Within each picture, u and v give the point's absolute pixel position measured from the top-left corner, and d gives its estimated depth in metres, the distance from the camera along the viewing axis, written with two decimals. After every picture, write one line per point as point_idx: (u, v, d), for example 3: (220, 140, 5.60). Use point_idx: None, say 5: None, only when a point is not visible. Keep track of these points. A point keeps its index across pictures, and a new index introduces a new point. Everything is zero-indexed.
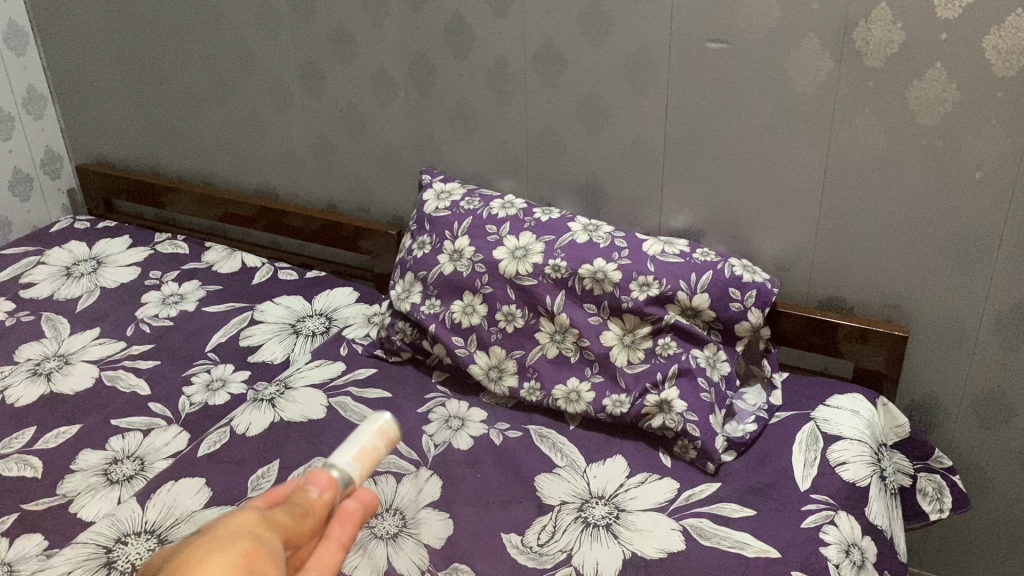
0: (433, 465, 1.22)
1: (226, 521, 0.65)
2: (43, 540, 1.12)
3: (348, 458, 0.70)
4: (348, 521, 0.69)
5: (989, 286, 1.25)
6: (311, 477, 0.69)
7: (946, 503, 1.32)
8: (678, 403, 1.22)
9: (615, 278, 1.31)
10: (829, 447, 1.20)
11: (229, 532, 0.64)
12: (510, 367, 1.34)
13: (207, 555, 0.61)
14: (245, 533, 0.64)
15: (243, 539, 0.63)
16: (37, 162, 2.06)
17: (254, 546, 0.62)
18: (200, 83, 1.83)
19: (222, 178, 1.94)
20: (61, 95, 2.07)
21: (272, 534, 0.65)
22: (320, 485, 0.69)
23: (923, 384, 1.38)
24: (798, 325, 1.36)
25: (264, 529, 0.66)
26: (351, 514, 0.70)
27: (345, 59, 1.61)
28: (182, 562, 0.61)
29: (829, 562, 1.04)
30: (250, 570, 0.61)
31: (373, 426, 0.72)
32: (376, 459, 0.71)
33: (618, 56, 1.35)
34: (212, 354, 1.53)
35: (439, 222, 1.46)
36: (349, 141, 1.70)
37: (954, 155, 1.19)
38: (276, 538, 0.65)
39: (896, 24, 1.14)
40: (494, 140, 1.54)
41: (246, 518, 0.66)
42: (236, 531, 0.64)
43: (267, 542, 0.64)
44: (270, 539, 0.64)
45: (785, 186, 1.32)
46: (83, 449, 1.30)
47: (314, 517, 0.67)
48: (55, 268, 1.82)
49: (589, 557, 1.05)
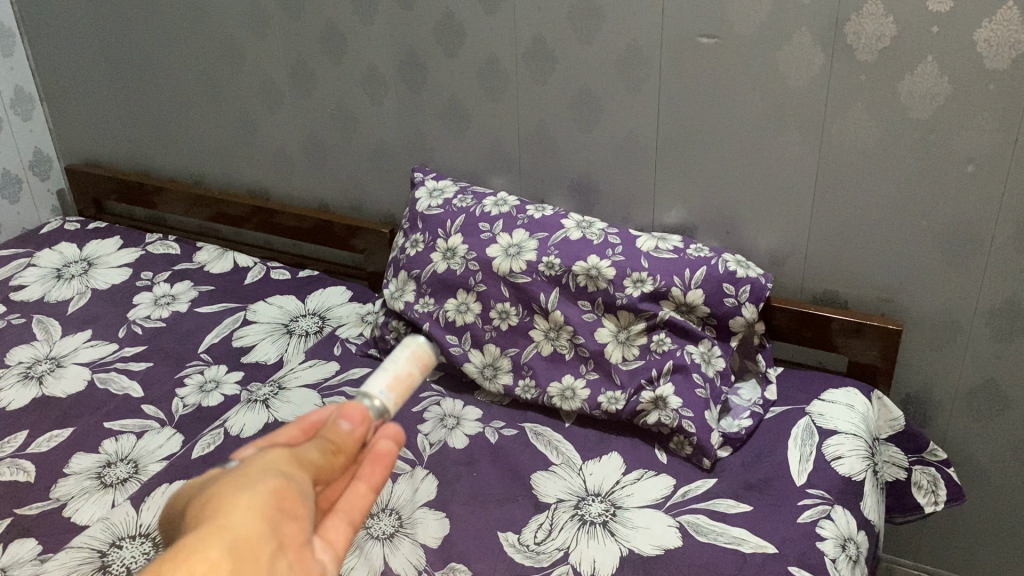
0: (428, 465, 1.22)
1: (257, 457, 0.63)
2: (37, 544, 1.11)
3: (383, 387, 0.77)
4: (379, 462, 0.69)
5: (982, 279, 1.25)
6: (344, 411, 0.69)
7: (941, 495, 1.33)
8: (673, 400, 1.22)
9: (609, 275, 1.30)
10: (825, 442, 1.20)
11: (260, 468, 0.61)
12: (504, 365, 1.34)
13: (237, 490, 0.59)
14: (276, 471, 0.61)
15: (273, 476, 0.61)
16: (26, 164, 2.05)
17: (286, 484, 0.60)
18: (189, 82, 1.82)
19: (213, 177, 1.93)
20: (48, 96, 2.05)
21: (303, 471, 0.63)
22: (353, 419, 0.69)
23: (918, 377, 1.38)
24: (793, 320, 1.36)
25: (296, 466, 0.63)
26: (381, 453, 0.69)
27: (335, 57, 1.60)
28: (211, 497, 0.59)
29: (826, 557, 1.04)
30: (281, 510, 0.59)
31: (407, 355, 0.81)
32: (409, 386, 0.79)
33: (609, 52, 1.34)
34: (204, 355, 1.52)
35: (432, 220, 1.46)
36: (340, 139, 1.69)
37: (946, 148, 1.19)
38: (307, 474, 0.63)
39: (888, 18, 1.14)
40: (486, 137, 1.53)
41: (275, 452, 0.64)
42: (266, 466, 0.62)
43: (298, 480, 0.62)
44: (302, 476, 0.63)
45: (778, 181, 1.32)
46: (76, 453, 1.29)
47: (345, 454, 0.66)
48: (45, 269, 1.81)
49: (586, 555, 1.05)
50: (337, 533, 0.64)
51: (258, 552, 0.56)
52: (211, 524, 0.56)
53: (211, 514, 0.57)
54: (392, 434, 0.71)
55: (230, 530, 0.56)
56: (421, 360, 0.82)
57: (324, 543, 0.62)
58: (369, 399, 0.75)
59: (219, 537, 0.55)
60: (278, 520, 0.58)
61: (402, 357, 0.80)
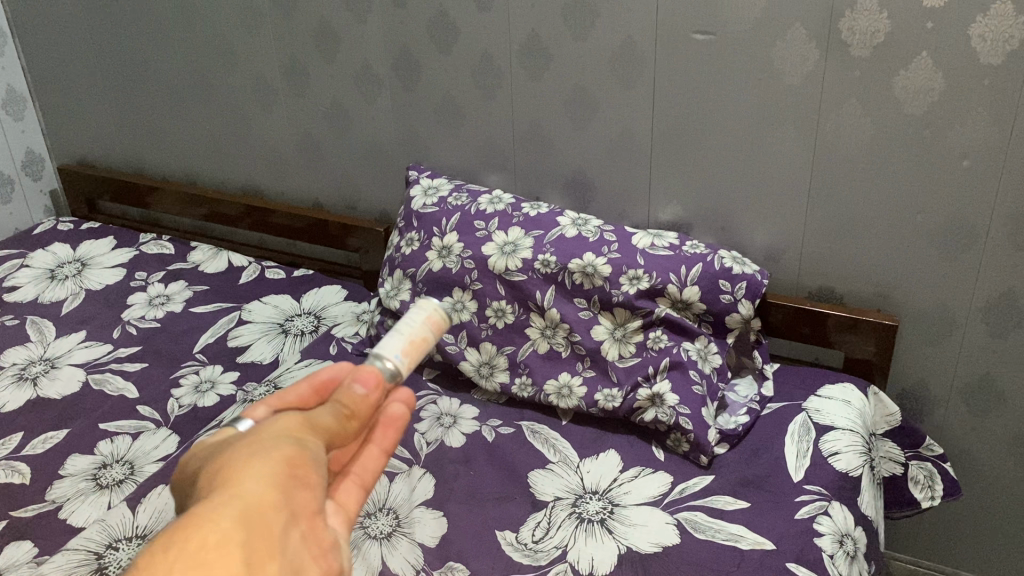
0: (425, 464, 1.22)
1: (269, 425, 0.63)
2: (33, 547, 1.11)
3: (398, 350, 0.74)
4: (391, 424, 0.72)
5: (977, 274, 1.26)
6: (358, 374, 0.68)
7: (938, 490, 1.34)
8: (670, 397, 1.22)
9: (604, 272, 1.30)
10: (822, 437, 1.21)
11: (273, 436, 0.61)
12: (501, 363, 1.34)
13: (250, 459, 0.59)
14: (289, 439, 0.61)
15: (287, 444, 0.61)
16: (18, 164, 2.04)
17: (300, 452, 0.60)
18: (182, 81, 1.81)
19: (207, 176, 1.92)
20: (40, 95, 2.04)
21: (317, 438, 0.64)
22: (368, 383, 0.68)
23: (913, 372, 1.39)
24: (788, 316, 1.36)
25: (309, 433, 0.64)
26: (394, 416, 0.72)
27: (329, 55, 1.59)
28: (223, 464, 0.59)
29: (824, 553, 1.04)
30: (296, 477, 0.59)
31: (422, 316, 0.78)
32: (424, 349, 0.76)
33: (604, 49, 1.34)
34: (200, 355, 1.52)
35: (427, 218, 1.45)
36: (334, 138, 1.69)
37: (941, 143, 1.19)
38: (320, 440, 0.64)
39: (882, 14, 1.14)
40: (481, 134, 1.53)
41: (287, 418, 0.64)
42: (280, 432, 0.62)
43: (312, 447, 0.62)
44: (316, 442, 0.63)
45: (773, 177, 1.32)
46: (72, 455, 1.28)
47: (359, 419, 0.67)
48: (38, 270, 1.80)
49: (584, 553, 1.05)
50: (349, 495, 0.67)
51: (271, 521, 0.55)
52: (224, 492, 0.56)
53: (224, 481, 0.57)
54: (403, 397, 0.74)
55: (244, 499, 0.55)
56: (436, 323, 0.78)
57: (336, 504, 0.65)
58: (381, 360, 0.73)
59: (231, 508, 0.54)
60: (292, 488, 0.58)
61: (418, 319, 0.77)
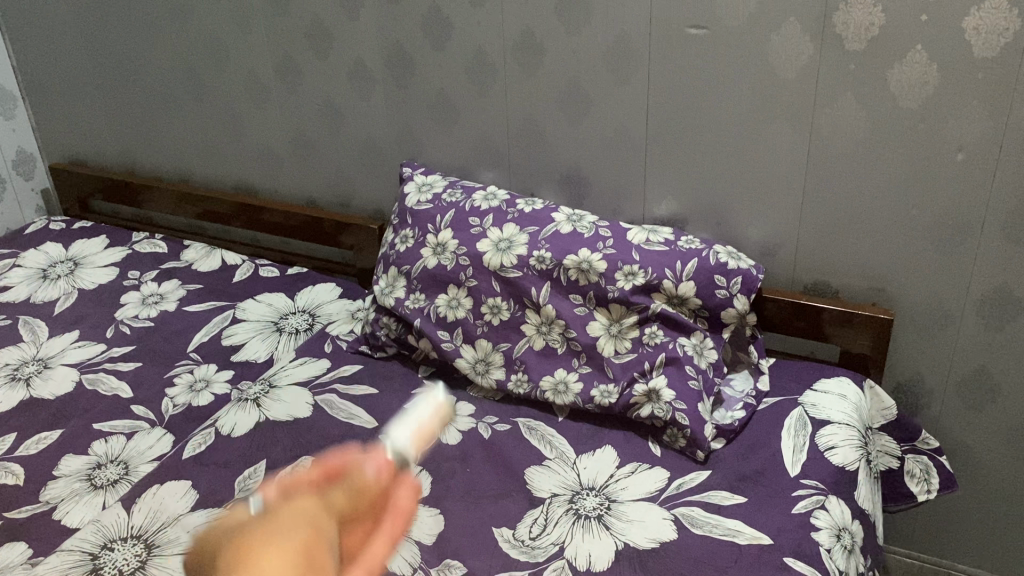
0: (422, 461, 1.21)
1: (285, 503, 0.67)
2: (27, 548, 1.10)
3: (406, 437, 0.72)
4: (399, 516, 0.67)
5: (972, 267, 1.26)
6: (370, 455, 0.71)
7: (934, 484, 1.34)
8: (666, 392, 1.22)
9: (600, 268, 1.30)
10: (818, 432, 1.21)
11: (291, 511, 0.66)
12: (496, 360, 1.34)
13: (271, 536, 0.64)
14: (305, 517, 0.65)
15: (304, 525, 0.65)
16: (9, 164, 2.03)
17: (316, 531, 0.64)
18: (174, 79, 1.80)
19: (200, 175, 1.91)
20: (31, 94, 2.03)
21: (329, 518, 0.66)
22: (378, 468, 0.70)
23: (909, 366, 1.39)
24: (784, 311, 1.36)
25: (322, 513, 0.66)
26: (402, 506, 0.68)
27: (321, 52, 1.59)
28: (242, 540, 0.65)
29: (821, 547, 1.04)
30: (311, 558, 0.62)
31: (430, 403, 0.76)
32: (431, 438, 0.73)
33: (598, 44, 1.33)
34: (194, 354, 1.51)
35: (421, 215, 1.45)
36: (327, 135, 1.68)
37: (936, 137, 1.19)
38: (334, 523, 0.66)
39: (876, 7, 1.14)
40: (475, 131, 1.52)
41: (302, 496, 0.68)
42: (295, 508, 0.66)
43: (325, 530, 0.65)
44: (330, 522, 0.66)
45: (769, 172, 1.32)
46: (65, 455, 1.28)
47: (368, 499, 0.68)
48: (31, 270, 1.79)
49: (582, 549, 1.04)
50: None
51: None
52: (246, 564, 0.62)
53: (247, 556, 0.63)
54: (410, 486, 0.71)
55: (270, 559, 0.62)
56: (442, 410, 0.76)
57: None
58: (389, 445, 0.71)
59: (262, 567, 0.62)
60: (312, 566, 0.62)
61: (421, 404, 0.76)
